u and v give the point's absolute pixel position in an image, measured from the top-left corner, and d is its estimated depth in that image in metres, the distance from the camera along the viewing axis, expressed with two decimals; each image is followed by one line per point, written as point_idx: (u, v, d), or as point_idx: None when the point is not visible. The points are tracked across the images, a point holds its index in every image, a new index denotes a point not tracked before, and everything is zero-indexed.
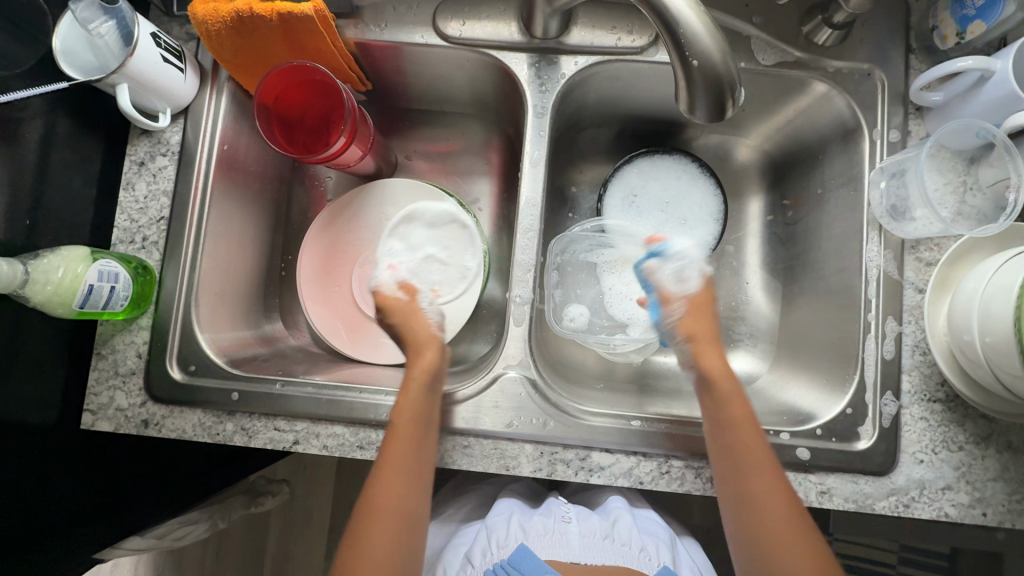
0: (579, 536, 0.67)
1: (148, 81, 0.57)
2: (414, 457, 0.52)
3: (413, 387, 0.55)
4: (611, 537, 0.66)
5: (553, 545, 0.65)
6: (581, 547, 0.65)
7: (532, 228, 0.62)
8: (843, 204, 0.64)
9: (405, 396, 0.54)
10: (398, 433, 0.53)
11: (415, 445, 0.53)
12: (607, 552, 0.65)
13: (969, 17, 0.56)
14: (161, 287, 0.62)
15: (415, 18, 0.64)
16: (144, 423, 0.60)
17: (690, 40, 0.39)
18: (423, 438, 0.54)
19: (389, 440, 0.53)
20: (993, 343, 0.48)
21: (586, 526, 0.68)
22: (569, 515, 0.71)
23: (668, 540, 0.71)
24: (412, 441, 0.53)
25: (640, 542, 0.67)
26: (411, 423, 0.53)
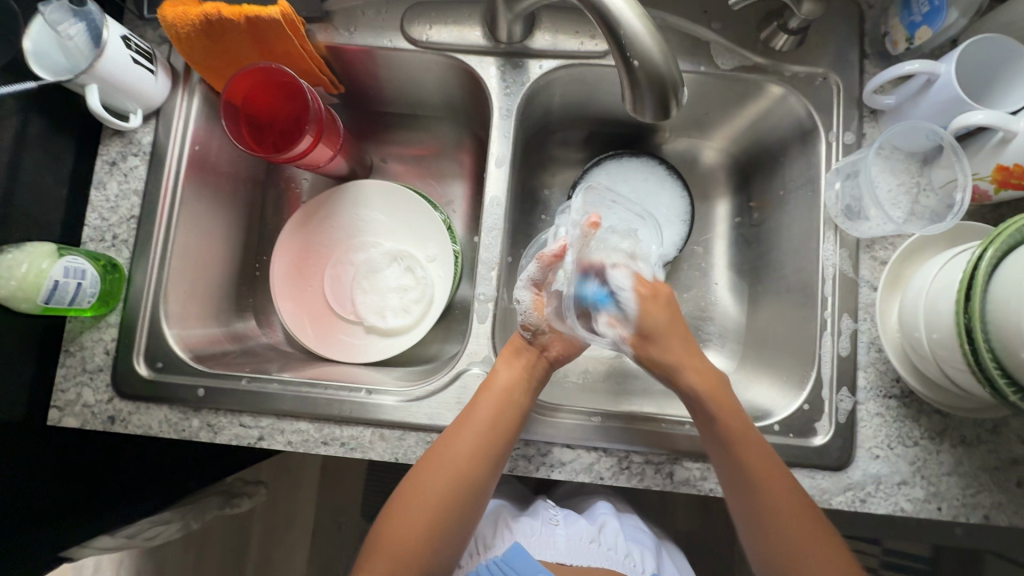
0: (565, 538, 0.67)
1: (118, 83, 0.58)
2: (454, 478, 0.55)
3: (482, 407, 0.56)
4: (597, 541, 0.67)
5: (540, 545, 0.65)
6: (567, 548, 0.65)
7: (496, 226, 0.63)
8: (803, 204, 0.65)
9: (495, 379, 0.58)
10: (445, 450, 0.56)
11: (459, 470, 0.55)
12: (595, 555, 0.65)
13: (916, 23, 0.57)
14: (129, 285, 0.62)
15: (384, 22, 0.66)
16: (110, 419, 0.60)
17: (633, 42, 0.41)
18: (473, 465, 0.55)
19: (431, 455, 0.56)
20: (939, 339, 0.49)
21: (573, 529, 0.68)
22: (555, 517, 0.70)
23: (653, 546, 0.72)
24: (455, 464, 0.55)
25: (626, 548, 0.67)
26: (463, 449, 0.55)
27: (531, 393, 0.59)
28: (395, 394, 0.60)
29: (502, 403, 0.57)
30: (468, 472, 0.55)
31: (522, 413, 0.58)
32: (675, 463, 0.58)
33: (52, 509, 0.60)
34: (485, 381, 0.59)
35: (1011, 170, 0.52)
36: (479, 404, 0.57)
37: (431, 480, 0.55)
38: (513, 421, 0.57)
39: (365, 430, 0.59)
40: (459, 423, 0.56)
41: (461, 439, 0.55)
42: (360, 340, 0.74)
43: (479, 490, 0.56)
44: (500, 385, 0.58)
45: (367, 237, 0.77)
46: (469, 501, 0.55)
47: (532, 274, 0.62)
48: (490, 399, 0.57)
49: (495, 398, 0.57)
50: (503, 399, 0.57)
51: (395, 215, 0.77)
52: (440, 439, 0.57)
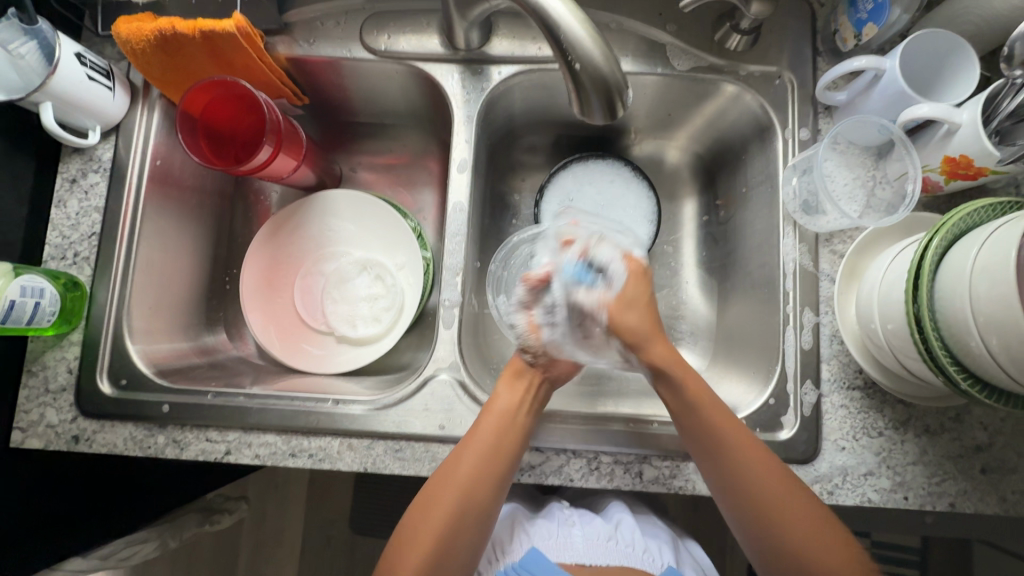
0: (582, 538, 0.66)
1: (74, 100, 0.58)
2: (458, 507, 0.53)
3: (484, 429, 0.56)
4: (614, 538, 0.66)
5: (557, 547, 0.65)
6: (584, 548, 0.65)
7: (459, 232, 0.64)
8: (764, 201, 0.66)
9: (497, 400, 0.58)
10: (449, 476, 0.54)
11: (464, 496, 0.54)
12: (613, 554, 0.64)
13: (862, 20, 0.58)
14: (92, 303, 0.62)
15: (343, 33, 0.66)
16: (74, 439, 0.59)
17: (572, 45, 0.42)
18: (478, 489, 0.54)
19: (433, 483, 0.55)
20: (894, 330, 0.50)
21: (589, 529, 0.68)
22: (571, 518, 0.70)
23: (670, 540, 0.70)
24: (459, 491, 0.54)
25: (643, 544, 0.66)
26: (471, 470, 0.54)
27: (532, 412, 0.59)
28: (363, 403, 0.60)
29: (503, 425, 0.56)
30: (473, 498, 0.54)
31: (524, 434, 0.57)
32: (644, 462, 0.58)
33: (18, 531, 0.59)
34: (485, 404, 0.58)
35: (958, 161, 0.53)
36: (481, 428, 0.56)
37: (437, 509, 0.53)
38: (515, 442, 0.56)
39: (334, 440, 0.59)
40: (464, 446, 0.56)
41: (464, 463, 0.55)
42: (330, 351, 0.73)
43: (483, 516, 0.55)
44: (502, 407, 0.57)
45: (337, 247, 0.77)
46: (474, 528, 0.54)
47: (521, 296, 0.63)
48: (491, 422, 0.56)
49: (497, 420, 0.56)
50: (505, 420, 0.57)
51: (365, 225, 0.77)
52: (442, 464, 0.56)
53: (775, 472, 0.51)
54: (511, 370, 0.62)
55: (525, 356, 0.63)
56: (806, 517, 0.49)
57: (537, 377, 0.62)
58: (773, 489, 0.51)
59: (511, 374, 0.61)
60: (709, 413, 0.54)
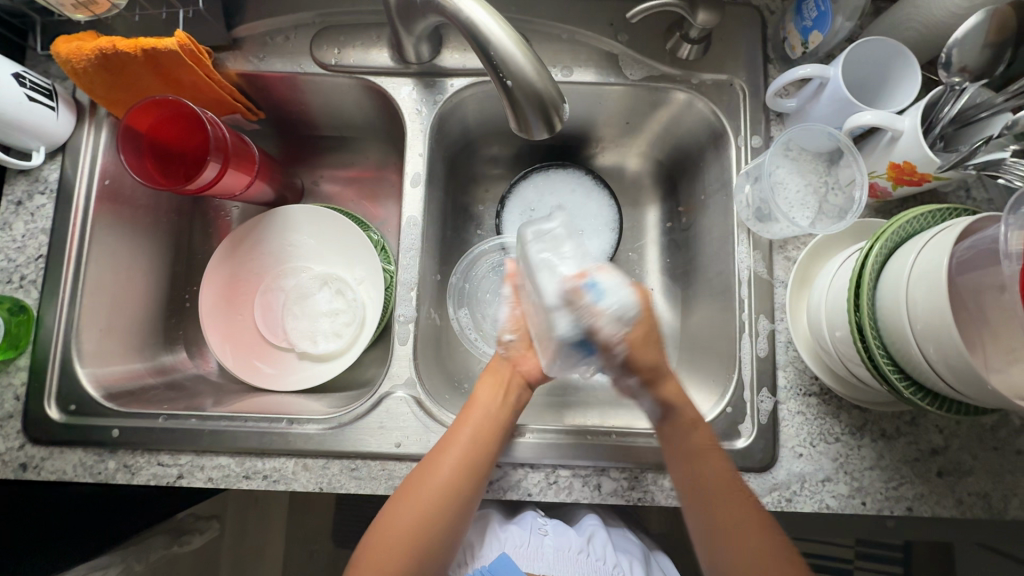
0: (553, 549, 0.65)
1: (13, 121, 0.57)
2: (435, 508, 0.53)
3: (463, 429, 0.56)
4: (586, 552, 0.66)
5: (526, 556, 0.64)
6: (553, 560, 0.65)
7: (414, 246, 0.63)
8: (720, 208, 0.66)
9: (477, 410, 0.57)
10: (428, 473, 0.54)
11: (443, 494, 0.53)
12: (583, 568, 0.64)
13: (807, 28, 0.58)
14: (39, 327, 0.61)
15: (293, 48, 0.66)
16: (22, 466, 0.58)
17: (504, 62, 0.42)
18: (458, 486, 0.54)
19: (410, 484, 0.54)
20: (841, 337, 0.50)
21: (562, 539, 0.67)
22: (544, 526, 0.68)
23: (642, 555, 0.70)
24: (439, 488, 0.54)
25: (614, 559, 0.66)
26: (446, 477, 0.54)
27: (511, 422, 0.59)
28: (318, 422, 0.59)
29: (480, 433, 0.56)
30: (451, 496, 0.54)
31: (504, 433, 0.57)
32: (602, 474, 0.58)
33: None
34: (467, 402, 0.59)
35: (902, 167, 0.53)
36: (461, 424, 0.56)
37: (413, 506, 0.53)
38: (496, 442, 0.56)
39: (288, 461, 0.58)
40: (441, 450, 0.55)
41: (443, 462, 0.54)
42: (291, 368, 0.73)
43: (461, 514, 0.55)
44: (481, 404, 0.58)
45: (299, 261, 0.77)
46: (451, 524, 0.54)
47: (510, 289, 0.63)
48: (472, 419, 0.57)
49: (476, 417, 0.57)
50: (485, 417, 0.57)
51: (326, 239, 0.77)
52: (421, 466, 0.55)
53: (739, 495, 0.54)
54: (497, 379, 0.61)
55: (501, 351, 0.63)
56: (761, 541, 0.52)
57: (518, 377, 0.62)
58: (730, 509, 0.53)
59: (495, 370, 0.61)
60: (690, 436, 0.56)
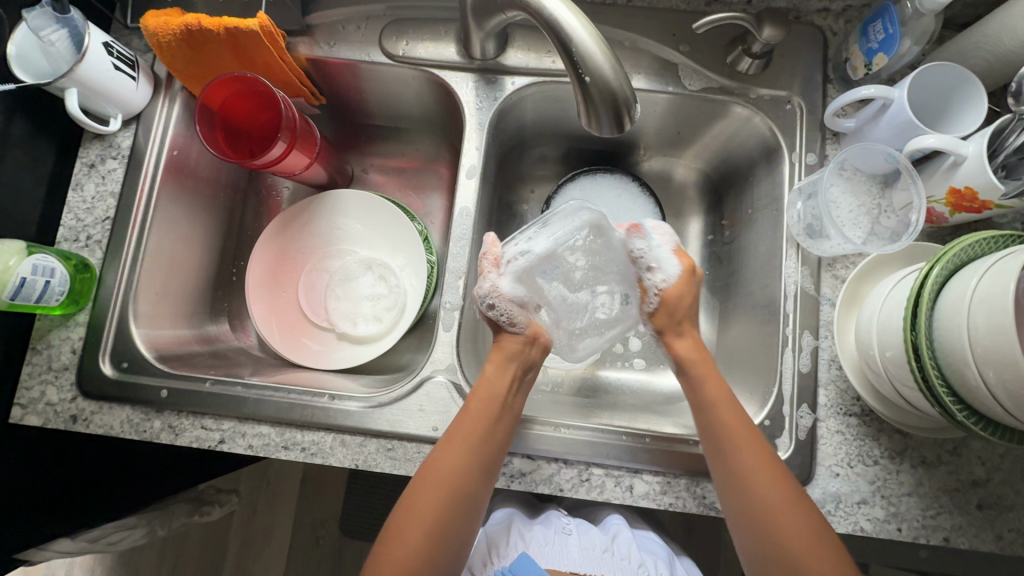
0: (579, 547, 0.65)
1: (98, 87, 0.60)
2: (454, 487, 0.52)
3: (472, 409, 0.55)
4: (611, 551, 0.65)
5: (551, 554, 0.64)
6: (579, 557, 0.64)
7: (465, 236, 0.64)
8: (769, 223, 0.67)
9: (482, 385, 0.57)
10: (440, 458, 0.54)
11: (456, 480, 0.53)
12: (608, 566, 0.64)
13: (872, 50, 0.59)
14: (100, 285, 0.63)
15: (363, 37, 0.68)
16: (72, 418, 0.60)
17: (583, 58, 0.43)
18: (470, 472, 0.53)
19: (428, 467, 0.53)
20: (892, 357, 0.50)
21: (586, 539, 0.67)
22: (569, 526, 0.69)
23: (667, 557, 0.69)
24: (451, 474, 0.53)
25: (639, 558, 0.65)
26: (462, 451, 0.53)
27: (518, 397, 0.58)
28: (358, 400, 0.61)
29: (489, 406, 0.56)
30: (464, 482, 0.53)
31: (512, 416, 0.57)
32: (635, 476, 0.58)
33: (6, 508, 0.59)
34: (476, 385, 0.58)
35: (962, 193, 0.53)
36: (470, 408, 0.56)
37: (427, 495, 0.52)
38: (504, 424, 0.56)
39: (327, 435, 0.59)
40: (455, 430, 0.55)
41: (454, 449, 0.53)
42: (331, 348, 0.74)
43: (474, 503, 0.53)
44: (492, 387, 0.57)
45: (345, 244, 0.78)
46: (467, 511, 0.53)
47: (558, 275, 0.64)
48: (480, 403, 0.56)
49: (485, 401, 0.56)
50: (492, 401, 0.56)
51: (373, 225, 0.78)
52: (436, 447, 0.55)
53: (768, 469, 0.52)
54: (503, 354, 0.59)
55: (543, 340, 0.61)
56: (805, 521, 0.49)
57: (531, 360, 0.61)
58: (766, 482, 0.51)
59: (513, 354, 0.59)
60: (721, 418, 0.54)
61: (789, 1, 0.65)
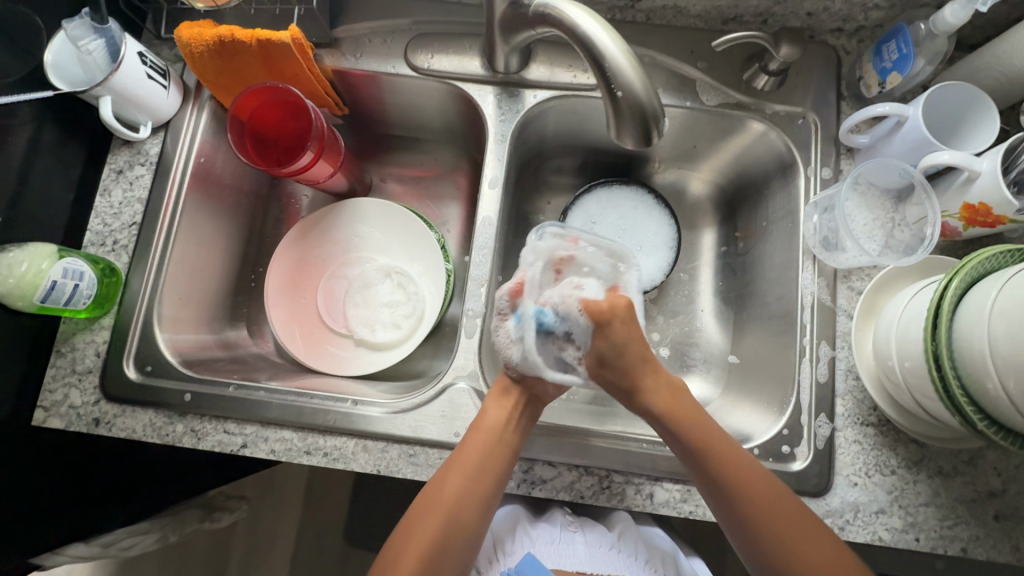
0: (584, 544, 0.65)
1: (131, 96, 0.61)
2: (449, 519, 0.53)
3: (472, 444, 0.55)
4: (617, 548, 0.65)
5: (557, 552, 0.64)
6: (586, 555, 0.64)
7: (487, 245, 0.65)
8: (785, 235, 0.68)
9: (481, 421, 0.56)
10: (437, 494, 0.54)
11: (447, 517, 0.53)
12: (616, 565, 0.64)
13: (886, 69, 0.61)
14: (126, 289, 0.64)
15: (389, 50, 0.70)
16: (95, 421, 0.60)
17: (616, 74, 0.44)
18: (464, 512, 0.54)
19: (425, 498, 0.55)
20: (911, 367, 0.51)
21: (592, 536, 0.67)
22: (573, 523, 0.69)
23: (675, 553, 0.69)
24: (443, 513, 0.53)
25: (646, 555, 0.66)
26: (459, 485, 0.54)
27: (520, 432, 0.58)
28: (380, 405, 0.61)
29: (490, 443, 0.55)
30: (458, 521, 0.53)
31: (510, 454, 0.56)
32: (656, 484, 0.59)
33: (25, 511, 0.59)
34: (473, 422, 0.57)
35: (976, 208, 0.55)
36: (467, 449, 0.55)
37: (423, 526, 0.53)
38: (501, 463, 0.55)
39: (349, 441, 0.60)
40: (454, 464, 0.55)
41: (451, 482, 0.54)
42: (351, 353, 0.74)
43: (469, 542, 0.54)
44: (488, 427, 0.56)
45: (363, 252, 0.79)
46: (460, 551, 0.53)
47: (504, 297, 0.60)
48: (477, 443, 0.55)
49: (481, 444, 0.55)
50: (492, 440, 0.56)
51: (391, 234, 0.79)
52: (433, 480, 0.55)
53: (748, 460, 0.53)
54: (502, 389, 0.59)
55: (510, 371, 0.60)
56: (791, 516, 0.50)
57: (524, 395, 0.60)
58: (783, 520, 0.50)
59: (505, 390, 0.59)
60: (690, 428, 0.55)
61: (803, 21, 0.67)
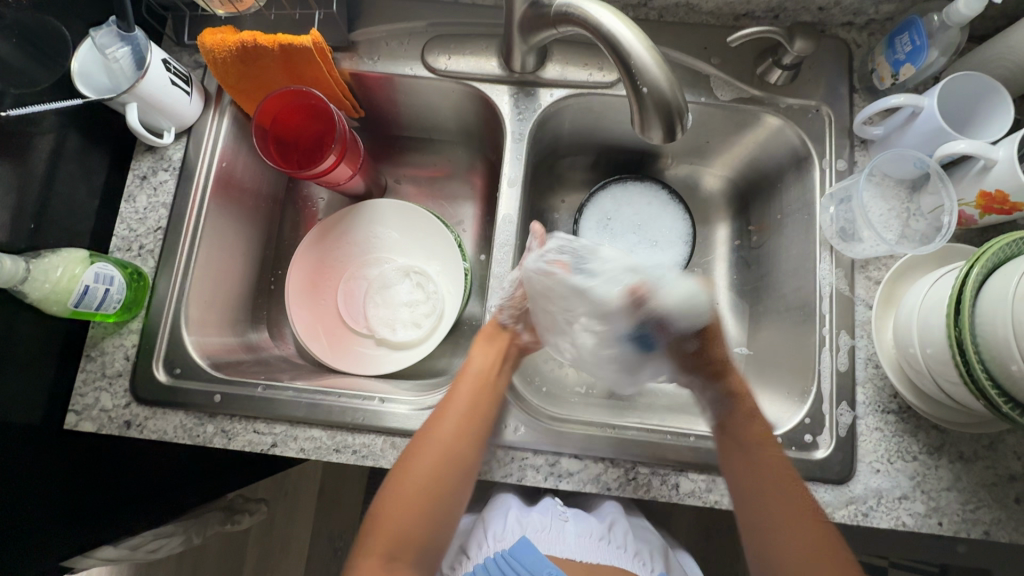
0: (575, 535, 0.66)
1: (156, 102, 0.62)
2: (447, 449, 0.58)
3: (462, 383, 0.62)
4: (607, 539, 0.66)
5: (549, 541, 0.65)
6: (577, 545, 0.65)
7: (508, 242, 0.66)
8: (801, 227, 0.69)
9: (473, 363, 0.63)
10: (435, 430, 0.59)
11: (446, 450, 0.58)
12: (604, 554, 0.64)
13: (899, 61, 0.62)
14: (153, 293, 0.65)
15: (406, 52, 0.70)
16: (126, 424, 0.61)
17: (641, 71, 0.45)
18: (461, 443, 0.58)
19: (424, 434, 0.59)
20: (933, 354, 0.52)
21: (583, 525, 0.67)
22: (565, 513, 0.69)
23: (662, 548, 0.71)
24: (441, 446, 0.58)
25: (635, 546, 0.67)
26: (456, 419, 0.59)
27: (505, 371, 0.65)
28: (406, 403, 0.62)
29: (479, 382, 0.62)
30: (456, 450, 0.58)
31: (497, 394, 0.62)
32: (681, 475, 0.59)
33: (57, 512, 0.60)
34: (462, 367, 0.64)
35: (993, 196, 0.56)
36: (457, 391, 0.61)
37: (424, 457, 0.58)
38: (490, 399, 0.62)
39: (377, 438, 0.60)
40: (448, 402, 0.61)
41: (447, 418, 0.59)
42: (373, 352, 0.75)
43: (467, 469, 0.59)
44: (476, 368, 0.63)
45: (381, 252, 0.80)
46: (457, 480, 0.59)
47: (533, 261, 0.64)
48: (467, 385, 0.62)
49: (472, 382, 0.62)
50: (480, 382, 0.62)
51: (408, 234, 0.80)
52: (428, 419, 0.60)
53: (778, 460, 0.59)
54: (487, 336, 0.66)
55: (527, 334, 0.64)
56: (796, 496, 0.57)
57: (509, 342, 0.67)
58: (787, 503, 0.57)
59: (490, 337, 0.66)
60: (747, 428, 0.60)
61: (815, 16, 0.68)
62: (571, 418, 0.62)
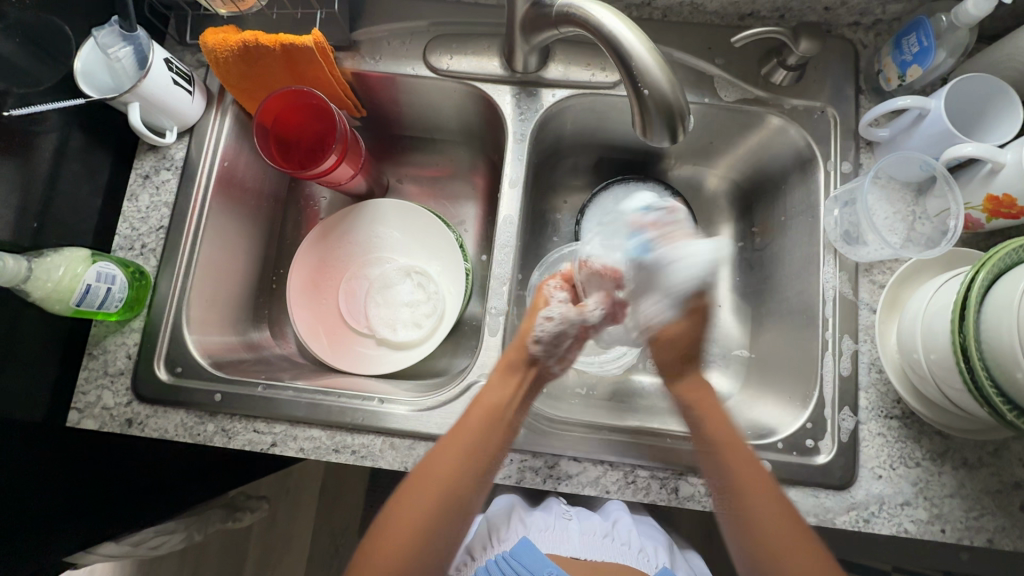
0: (579, 533, 0.66)
1: (158, 102, 0.62)
2: (451, 486, 0.55)
3: (474, 414, 0.57)
4: (611, 536, 0.66)
5: (552, 540, 0.65)
6: (581, 543, 0.65)
7: (508, 243, 0.66)
8: (805, 229, 0.68)
9: (487, 394, 0.58)
10: (440, 465, 0.55)
11: (449, 487, 0.55)
12: (608, 552, 0.64)
13: (906, 62, 0.61)
14: (155, 292, 0.65)
15: (408, 52, 0.70)
16: (128, 422, 0.61)
17: (642, 73, 0.45)
18: (464, 479, 0.55)
19: (429, 467, 0.56)
20: (937, 359, 0.51)
21: (585, 524, 0.67)
22: (568, 512, 0.69)
23: (666, 543, 0.70)
24: (445, 482, 0.55)
25: (639, 543, 0.66)
26: (463, 455, 0.55)
27: (522, 406, 0.60)
28: (405, 403, 0.62)
29: (492, 415, 0.57)
30: (460, 488, 0.55)
31: (509, 426, 0.58)
32: (681, 479, 0.59)
33: (60, 509, 0.60)
34: (477, 395, 0.59)
35: (1000, 200, 0.55)
36: (468, 423, 0.57)
37: (426, 492, 0.55)
38: (500, 435, 0.57)
39: (376, 439, 0.60)
40: (457, 434, 0.56)
41: (455, 454, 0.55)
42: (373, 352, 0.75)
43: (467, 505, 0.56)
44: (491, 400, 0.58)
45: (383, 253, 0.80)
46: (454, 517, 0.55)
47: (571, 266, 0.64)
48: (477, 417, 0.57)
49: (485, 415, 0.57)
50: (491, 414, 0.58)
51: (410, 234, 0.80)
52: (434, 451, 0.57)
53: (757, 467, 0.56)
54: (507, 364, 0.60)
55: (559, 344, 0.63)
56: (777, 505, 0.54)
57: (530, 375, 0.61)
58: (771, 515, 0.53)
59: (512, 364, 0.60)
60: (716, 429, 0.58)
61: (821, 16, 0.67)
62: (571, 421, 0.62)
